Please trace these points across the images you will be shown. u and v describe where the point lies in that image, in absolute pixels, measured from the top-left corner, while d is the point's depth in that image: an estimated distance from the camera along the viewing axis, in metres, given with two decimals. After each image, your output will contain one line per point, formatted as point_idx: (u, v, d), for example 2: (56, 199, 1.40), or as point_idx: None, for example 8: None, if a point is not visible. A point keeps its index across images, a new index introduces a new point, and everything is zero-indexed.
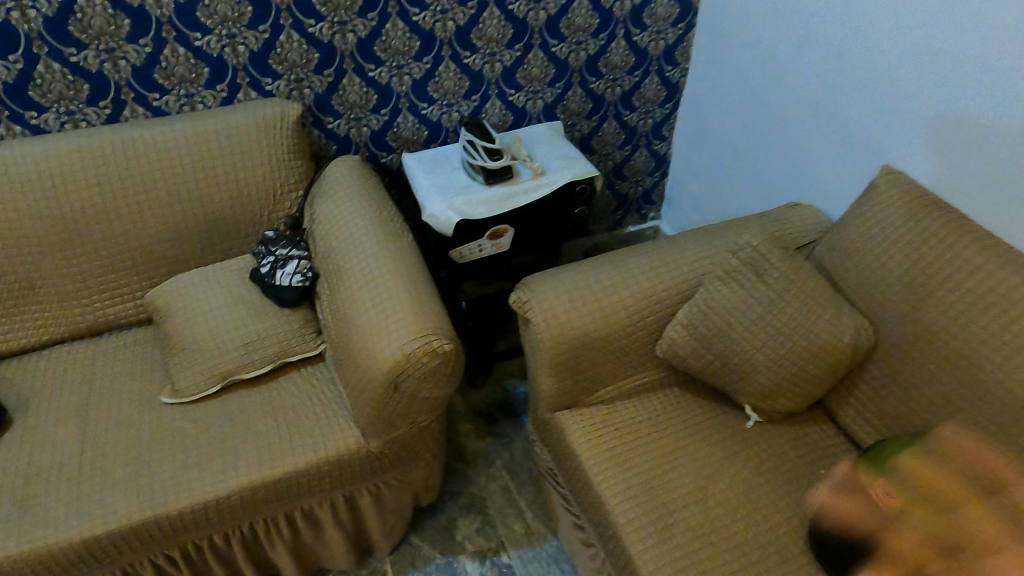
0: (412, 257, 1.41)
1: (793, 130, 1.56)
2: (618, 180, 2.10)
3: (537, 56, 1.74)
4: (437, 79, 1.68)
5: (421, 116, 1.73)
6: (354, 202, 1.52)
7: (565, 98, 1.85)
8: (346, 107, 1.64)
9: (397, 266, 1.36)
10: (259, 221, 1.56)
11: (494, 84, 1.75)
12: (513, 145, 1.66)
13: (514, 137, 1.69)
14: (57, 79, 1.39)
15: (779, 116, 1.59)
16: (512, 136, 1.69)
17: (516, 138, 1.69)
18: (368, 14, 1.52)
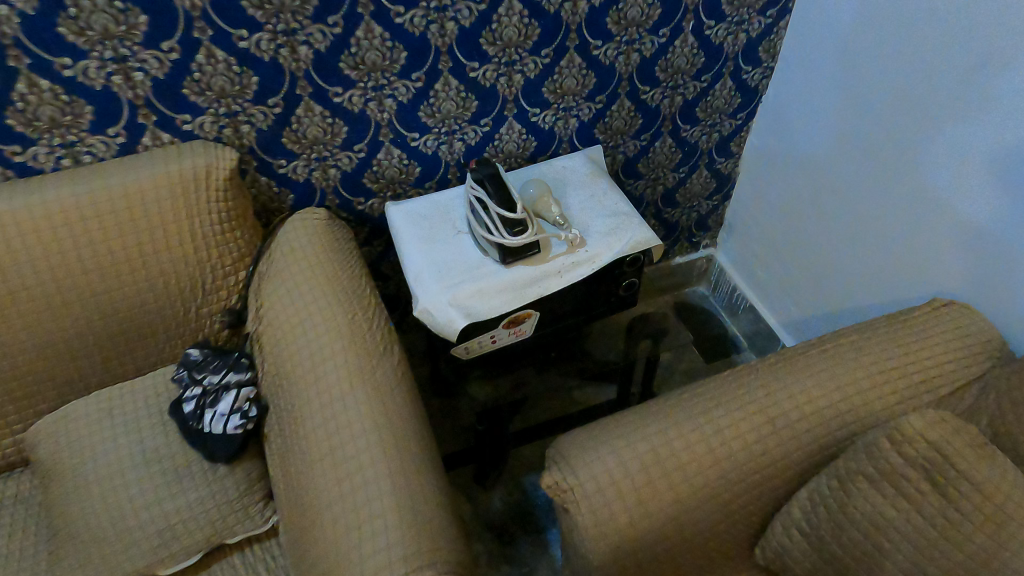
0: (399, 391, 0.98)
1: (917, 188, 1.12)
2: (667, 207, 1.62)
3: (572, 63, 1.24)
4: (432, 100, 1.19)
5: (411, 149, 1.25)
6: (316, 297, 1.07)
7: (607, 114, 1.35)
8: (304, 144, 1.16)
9: (375, 418, 0.93)
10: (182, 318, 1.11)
11: (512, 103, 1.25)
12: (541, 199, 1.18)
13: (542, 185, 1.21)
14: None
15: (902, 160, 1.14)
16: (539, 183, 1.21)
17: (544, 186, 1.21)
18: (328, 18, 1.03)
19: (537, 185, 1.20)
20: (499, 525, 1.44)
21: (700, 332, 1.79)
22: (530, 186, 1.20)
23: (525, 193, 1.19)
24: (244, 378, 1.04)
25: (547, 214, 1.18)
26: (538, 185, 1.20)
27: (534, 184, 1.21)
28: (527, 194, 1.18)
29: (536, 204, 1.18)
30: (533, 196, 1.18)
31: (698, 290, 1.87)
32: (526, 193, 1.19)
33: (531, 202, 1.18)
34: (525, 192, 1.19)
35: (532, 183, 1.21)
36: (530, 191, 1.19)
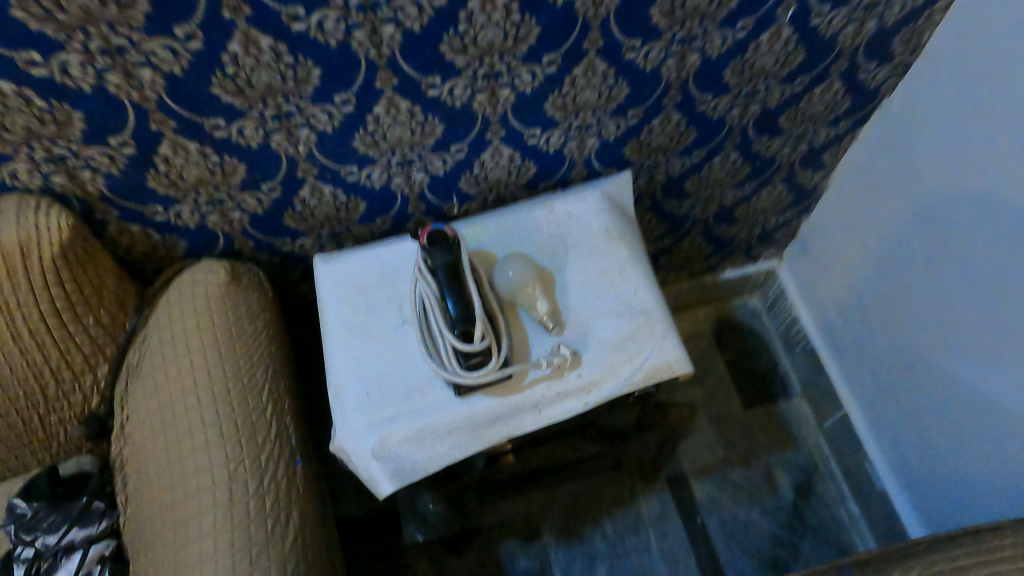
0: None
1: None
2: (722, 225, 1.20)
3: (592, 70, 0.79)
4: (371, 126, 0.79)
5: (348, 184, 0.86)
6: (193, 432, 0.77)
7: (645, 130, 0.92)
8: (183, 187, 0.80)
9: None
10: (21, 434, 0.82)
11: (497, 124, 0.84)
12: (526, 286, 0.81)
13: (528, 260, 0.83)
14: None
15: None
16: (522, 258, 0.83)
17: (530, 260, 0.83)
18: (173, 29, 0.62)
19: (522, 262, 0.82)
20: None
21: (741, 363, 1.43)
22: (512, 264, 0.82)
23: (503, 278, 0.81)
24: (96, 533, 0.78)
25: (532, 310, 0.81)
26: (524, 261, 0.82)
27: (518, 259, 0.83)
28: (507, 279, 0.81)
29: (517, 294, 0.81)
30: (515, 282, 0.81)
31: (748, 303, 1.48)
32: (504, 279, 0.81)
33: (511, 291, 0.81)
34: (502, 275, 0.81)
35: (514, 257, 0.83)
36: (510, 273, 0.81)
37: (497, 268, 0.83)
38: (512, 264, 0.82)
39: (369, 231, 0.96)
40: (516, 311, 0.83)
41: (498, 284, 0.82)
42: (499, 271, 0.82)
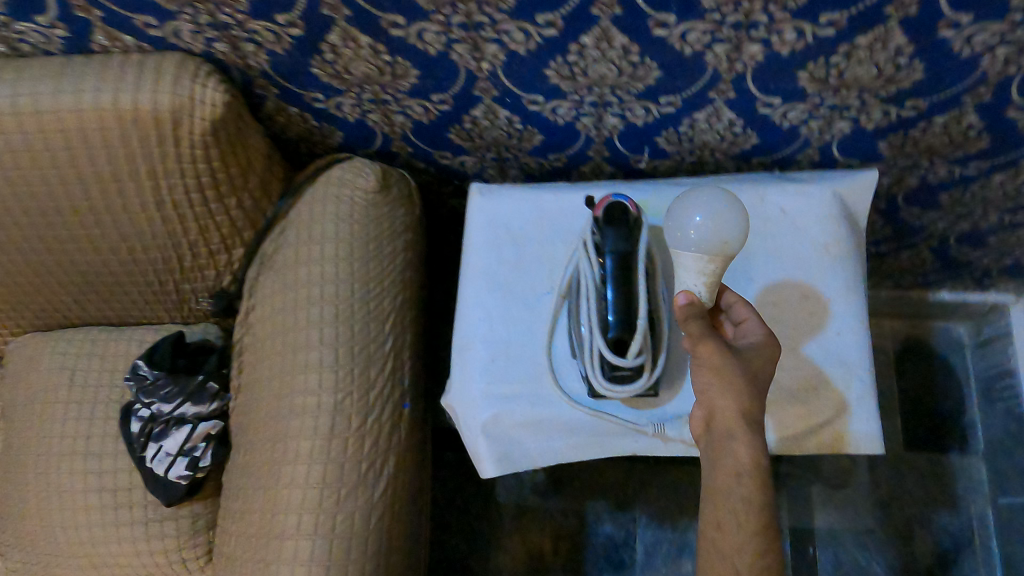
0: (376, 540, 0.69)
1: None
2: (965, 245, 0.95)
3: (882, 42, 0.58)
4: (573, 57, 0.63)
5: (528, 113, 0.73)
6: (309, 347, 0.72)
7: (919, 126, 0.69)
8: (349, 81, 0.70)
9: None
10: (156, 292, 0.83)
11: (728, 82, 0.65)
12: (689, 249, 0.58)
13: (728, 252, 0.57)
14: None
15: None
16: (735, 237, 0.56)
17: (731, 250, 0.57)
18: None
19: (720, 238, 0.56)
20: (535, 542, 1.18)
21: (917, 398, 1.21)
22: (709, 223, 0.56)
23: (694, 206, 0.56)
24: (206, 412, 0.78)
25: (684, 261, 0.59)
26: (721, 240, 0.56)
27: (725, 230, 0.56)
28: (688, 220, 0.57)
29: (678, 231, 0.58)
30: (686, 229, 0.57)
31: (951, 330, 1.23)
32: (688, 208, 0.57)
33: (679, 218, 0.58)
34: (701, 214, 0.56)
35: (733, 226, 0.56)
36: (697, 219, 0.56)
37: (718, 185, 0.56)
38: (713, 223, 0.56)
39: (538, 165, 0.83)
40: (668, 235, 0.60)
41: (687, 201, 0.58)
42: (706, 197, 0.56)
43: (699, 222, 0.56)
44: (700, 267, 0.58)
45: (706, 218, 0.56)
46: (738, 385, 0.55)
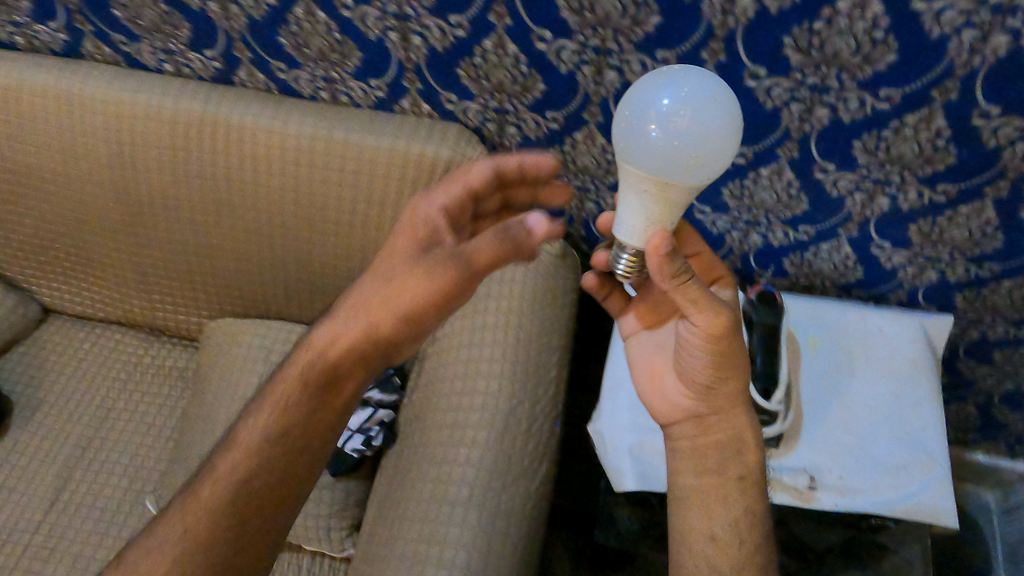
0: (525, 526, 0.82)
1: None
2: (1006, 406, 1.14)
3: (978, 213, 0.81)
4: (748, 182, 0.87)
5: (693, 220, 0.95)
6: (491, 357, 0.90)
7: (990, 285, 0.91)
8: (570, 169, 0.94)
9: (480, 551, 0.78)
10: None
11: (855, 223, 0.88)
12: (640, 147, 0.57)
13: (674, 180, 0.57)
14: (147, 5, 0.87)
15: None
16: (696, 150, 0.56)
17: (674, 173, 0.56)
18: (658, 51, 0.74)
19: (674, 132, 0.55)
20: None
21: (947, 550, 1.33)
22: (675, 118, 0.55)
23: (667, 94, 0.57)
24: (385, 399, 0.94)
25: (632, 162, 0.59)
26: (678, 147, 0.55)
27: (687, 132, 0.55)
28: (660, 111, 0.56)
29: (633, 122, 0.58)
30: (644, 119, 0.57)
31: (982, 496, 1.36)
32: (657, 97, 0.57)
33: (640, 109, 0.57)
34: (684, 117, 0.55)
35: (702, 133, 0.55)
36: (663, 103, 0.56)
37: (696, 77, 0.57)
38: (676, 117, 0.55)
39: None
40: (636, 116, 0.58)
41: (678, 96, 0.56)
42: (688, 86, 0.56)
43: (663, 111, 0.56)
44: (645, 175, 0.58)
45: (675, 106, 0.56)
46: (722, 358, 0.69)
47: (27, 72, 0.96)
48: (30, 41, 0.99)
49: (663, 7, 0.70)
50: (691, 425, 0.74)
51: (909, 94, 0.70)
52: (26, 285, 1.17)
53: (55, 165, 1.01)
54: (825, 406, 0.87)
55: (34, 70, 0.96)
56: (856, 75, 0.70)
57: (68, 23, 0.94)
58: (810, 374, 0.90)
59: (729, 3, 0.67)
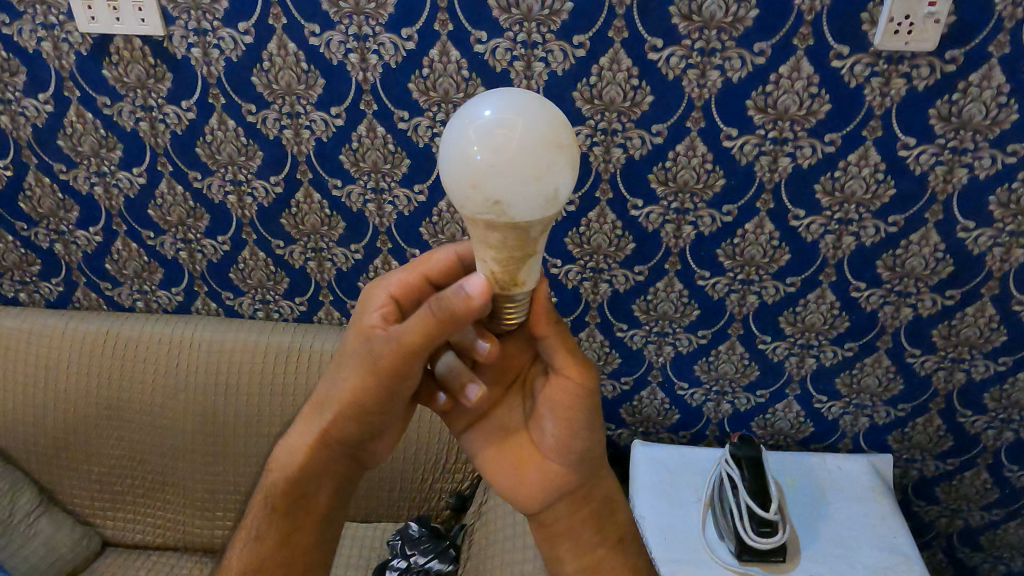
0: None
1: None
2: (969, 548, 1.31)
3: (879, 363, 1.12)
4: (711, 358, 1.17)
5: (675, 396, 1.22)
6: None
7: (909, 424, 1.18)
8: None
9: None
10: (414, 489, 1.21)
11: (796, 382, 1.17)
12: (500, 139, 0.45)
13: (535, 196, 0.46)
14: (258, 267, 1.19)
15: None
16: (549, 152, 0.46)
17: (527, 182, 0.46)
18: (635, 266, 1.09)
19: (479, 193, 0.46)
20: None
21: None
22: (473, 137, 0.46)
23: (504, 99, 0.47)
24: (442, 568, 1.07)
25: (531, 236, 0.49)
26: (473, 199, 0.47)
27: (453, 169, 0.47)
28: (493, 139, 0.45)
29: (553, 148, 0.46)
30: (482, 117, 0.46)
31: None
32: (501, 91, 0.48)
33: (557, 118, 0.47)
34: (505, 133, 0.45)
35: (540, 138, 0.46)
36: (485, 117, 0.46)
37: (538, 104, 0.47)
38: (506, 153, 0.45)
39: (670, 440, 1.29)
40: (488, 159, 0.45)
41: (503, 130, 0.45)
42: (504, 118, 0.46)
43: (524, 124, 0.45)
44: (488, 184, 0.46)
45: (487, 157, 0.45)
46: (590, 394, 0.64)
47: (148, 326, 1.24)
48: (147, 305, 1.28)
49: (636, 238, 1.06)
50: (570, 512, 0.68)
51: (806, 279, 1.06)
52: (92, 520, 1.29)
53: (154, 399, 1.22)
54: (817, 532, 1.05)
55: (153, 324, 1.24)
56: (769, 270, 1.06)
57: (187, 287, 1.24)
58: (797, 506, 1.10)
59: (678, 231, 1.04)
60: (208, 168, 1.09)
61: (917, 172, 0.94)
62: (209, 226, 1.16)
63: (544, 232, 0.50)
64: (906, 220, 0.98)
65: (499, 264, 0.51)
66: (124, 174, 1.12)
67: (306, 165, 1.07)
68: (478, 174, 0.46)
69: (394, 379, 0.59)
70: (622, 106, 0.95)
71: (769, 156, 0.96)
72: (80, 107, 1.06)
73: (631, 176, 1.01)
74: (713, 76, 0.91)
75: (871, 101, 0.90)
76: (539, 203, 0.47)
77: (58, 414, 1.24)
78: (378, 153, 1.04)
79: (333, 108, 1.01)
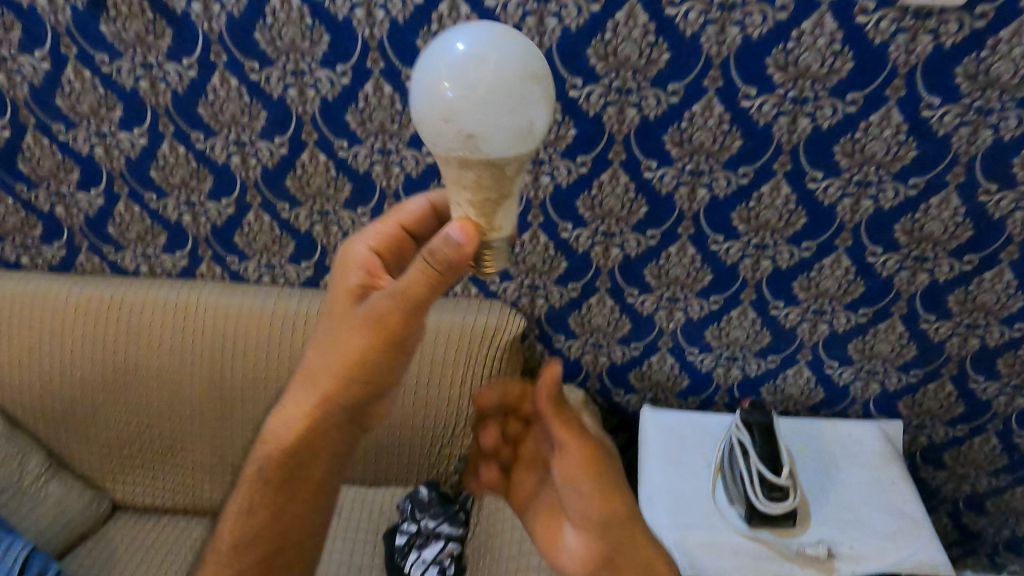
0: None
1: None
2: (974, 513, 1.32)
3: (892, 328, 1.11)
4: (722, 323, 1.16)
5: (685, 362, 1.22)
6: None
7: (920, 390, 1.18)
8: (587, 329, 1.21)
9: None
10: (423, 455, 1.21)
11: (808, 348, 1.16)
12: (469, 74, 0.49)
13: (504, 130, 0.50)
14: (264, 231, 1.17)
15: None
16: (517, 84, 0.50)
17: (498, 114, 0.50)
18: (648, 231, 1.07)
19: (453, 127, 0.50)
20: None
21: None
22: (445, 72, 0.50)
23: (476, 35, 0.51)
24: (453, 533, 1.07)
25: (506, 170, 0.54)
26: (449, 133, 0.51)
27: (430, 105, 0.51)
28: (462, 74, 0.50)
29: (524, 80, 0.50)
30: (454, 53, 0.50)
31: None
32: (474, 27, 0.52)
33: (527, 52, 0.51)
34: (477, 67, 0.50)
35: (510, 72, 0.50)
36: (458, 51, 0.50)
37: (508, 38, 0.51)
38: (478, 88, 0.49)
39: (679, 406, 1.28)
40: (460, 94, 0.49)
41: (475, 65, 0.50)
42: (476, 52, 0.50)
43: (494, 56, 0.50)
44: (462, 118, 0.50)
45: (459, 93, 0.49)
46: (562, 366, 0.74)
47: (152, 290, 1.22)
48: (152, 269, 1.27)
49: (648, 201, 1.04)
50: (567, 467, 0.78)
51: (821, 243, 1.04)
52: (102, 483, 1.30)
53: (160, 364, 1.21)
54: (827, 497, 1.05)
55: (157, 288, 1.22)
56: (784, 235, 1.04)
57: (191, 251, 1.22)
58: (806, 471, 1.10)
59: (692, 194, 1.02)
60: (210, 129, 1.07)
61: (941, 133, 0.92)
62: (213, 188, 1.13)
63: (518, 168, 0.55)
64: (926, 182, 0.96)
65: (474, 207, 0.57)
66: (124, 135, 1.09)
67: (311, 126, 1.04)
68: (451, 109, 0.50)
69: (398, 336, 0.63)
70: (638, 64, 0.92)
71: (788, 116, 0.93)
72: (78, 65, 1.03)
73: (645, 137, 0.98)
74: (732, 32, 0.88)
75: (896, 58, 0.87)
76: (510, 137, 0.51)
77: (66, 378, 1.23)
78: (385, 113, 1.01)
79: (338, 66, 0.98)
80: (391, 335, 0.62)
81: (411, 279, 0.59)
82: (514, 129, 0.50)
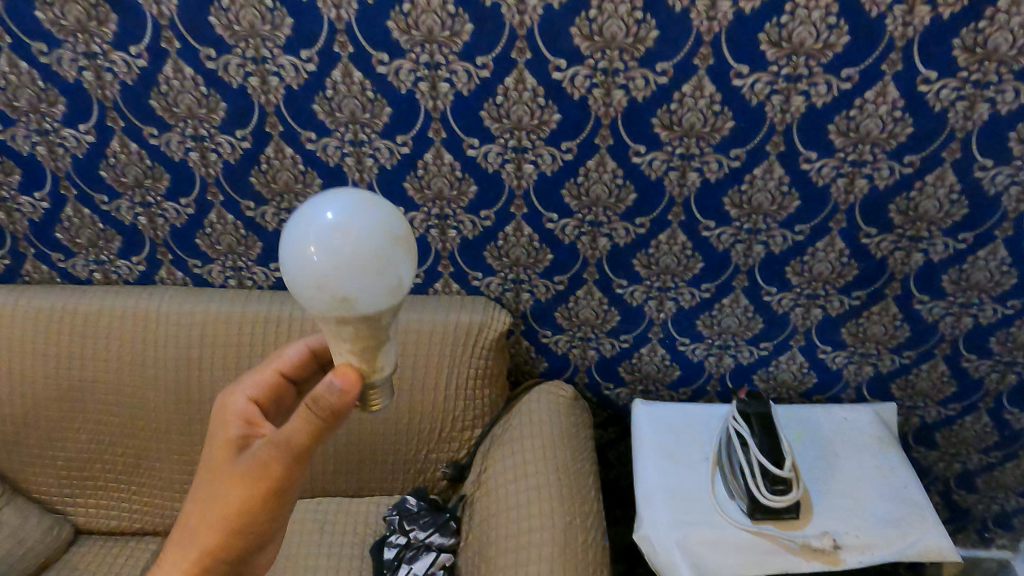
0: None
1: None
2: (965, 491, 1.32)
3: (886, 310, 1.09)
4: (714, 311, 1.12)
5: (676, 352, 1.18)
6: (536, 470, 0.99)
7: (913, 371, 1.16)
8: (575, 322, 1.16)
9: None
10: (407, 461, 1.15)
11: (801, 333, 1.13)
12: (340, 242, 0.51)
13: (372, 291, 0.53)
14: (228, 232, 1.10)
15: None
16: (387, 248, 0.52)
17: (366, 279, 0.52)
18: (636, 218, 1.02)
19: (326, 292, 0.52)
20: None
21: None
22: (312, 237, 0.51)
23: (342, 202, 0.53)
24: (444, 543, 1.03)
25: (380, 321, 0.56)
26: (322, 297, 0.52)
27: (297, 270, 0.52)
28: (329, 241, 0.51)
29: (392, 247, 0.53)
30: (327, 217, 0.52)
31: None
32: (339, 192, 0.54)
33: (388, 215, 0.54)
34: (341, 235, 0.51)
35: (378, 240, 0.52)
36: (326, 218, 0.52)
37: (371, 203, 0.53)
38: (344, 256, 0.51)
39: (670, 398, 1.25)
40: (329, 260, 0.51)
41: (342, 230, 0.51)
42: (345, 216, 0.52)
43: (363, 223, 0.52)
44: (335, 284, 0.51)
45: (324, 261, 0.51)
46: None
47: (107, 298, 1.14)
48: (107, 276, 1.18)
49: (637, 188, 0.99)
50: None
51: (815, 226, 1.01)
52: (62, 508, 1.21)
53: (121, 378, 1.13)
54: (828, 486, 1.03)
55: (112, 297, 1.14)
56: (777, 218, 1.00)
57: (149, 255, 1.14)
58: (805, 460, 1.07)
59: (683, 179, 0.98)
60: (165, 123, 0.98)
61: (937, 108, 0.89)
62: (170, 187, 1.05)
63: (391, 315, 0.57)
64: (922, 160, 0.93)
65: (356, 355, 0.58)
66: (69, 132, 1.00)
67: (275, 117, 0.97)
68: (318, 273, 0.51)
69: (276, 481, 0.63)
70: (624, 42, 0.87)
71: (782, 95, 0.89)
72: (13, 55, 0.94)
73: (633, 120, 0.93)
74: (723, 7, 0.84)
75: (892, 31, 0.84)
76: (378, 294, 0.53)
77: (15, 398, 1.14)
78: (356, 101, 0.94)
79: (303, 51, 0.90)
80: (266, 482, 0.63)
81: (294, 429, 0.61)
82: (380, 288, 0.53)
